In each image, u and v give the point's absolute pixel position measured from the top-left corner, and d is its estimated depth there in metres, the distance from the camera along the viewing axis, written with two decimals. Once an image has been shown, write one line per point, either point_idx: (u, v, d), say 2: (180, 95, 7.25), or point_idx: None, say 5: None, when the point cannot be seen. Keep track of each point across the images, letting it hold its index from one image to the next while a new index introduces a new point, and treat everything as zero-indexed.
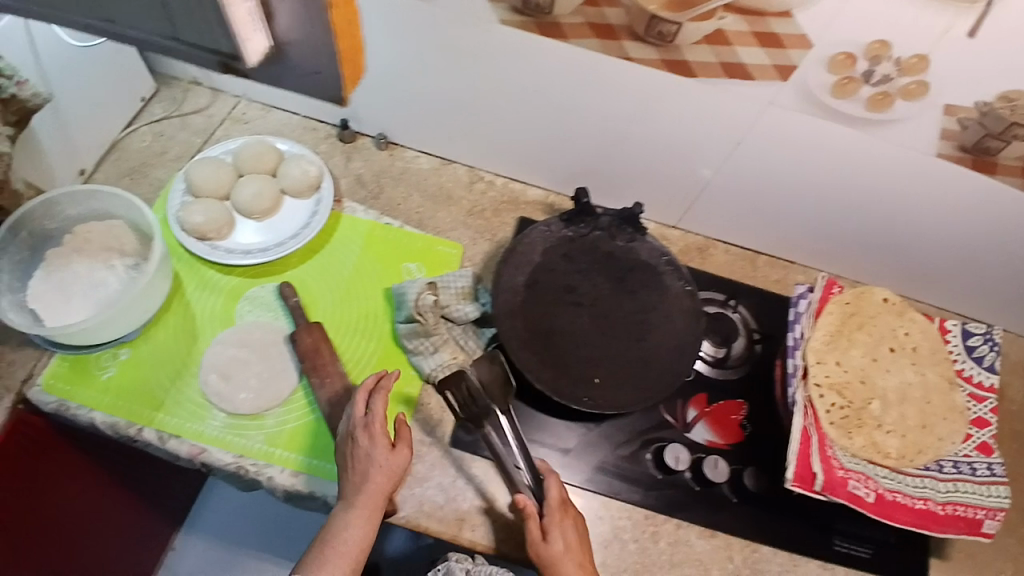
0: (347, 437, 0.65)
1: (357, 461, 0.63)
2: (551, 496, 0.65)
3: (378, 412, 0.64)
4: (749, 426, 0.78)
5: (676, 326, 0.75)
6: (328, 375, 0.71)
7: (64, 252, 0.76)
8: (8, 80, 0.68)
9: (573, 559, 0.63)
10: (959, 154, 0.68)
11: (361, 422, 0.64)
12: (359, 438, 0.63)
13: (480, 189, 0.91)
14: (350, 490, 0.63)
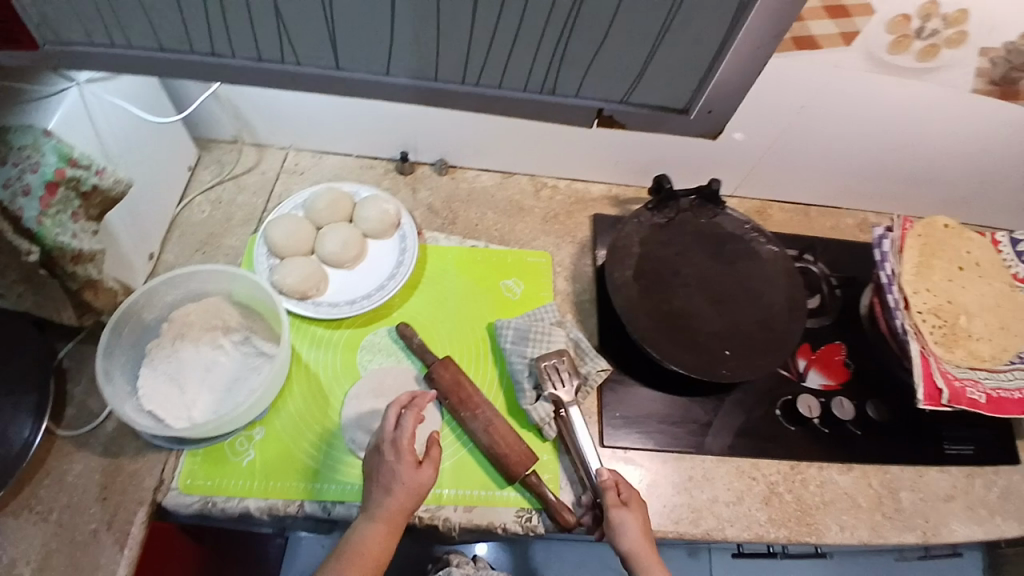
0: (374, 451, 0.67)
1: (383, 475, 0.64)
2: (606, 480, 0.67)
3: (408, 431, 0.66)
4: (851, 362, 0.86)
5: (777, 287, 0.81)
6: (478, 407, 0.71)
7: (167, 341, 0.73)
8: (87, 171, 0.61)
9: (637, 541, 0.64)
10: (990, 88, 0.76)
11: (389, 437, 0.66)
12: (386, 452, 0.65)
13: (547, 195, 0.93)
14: (372, 502, 0.64)
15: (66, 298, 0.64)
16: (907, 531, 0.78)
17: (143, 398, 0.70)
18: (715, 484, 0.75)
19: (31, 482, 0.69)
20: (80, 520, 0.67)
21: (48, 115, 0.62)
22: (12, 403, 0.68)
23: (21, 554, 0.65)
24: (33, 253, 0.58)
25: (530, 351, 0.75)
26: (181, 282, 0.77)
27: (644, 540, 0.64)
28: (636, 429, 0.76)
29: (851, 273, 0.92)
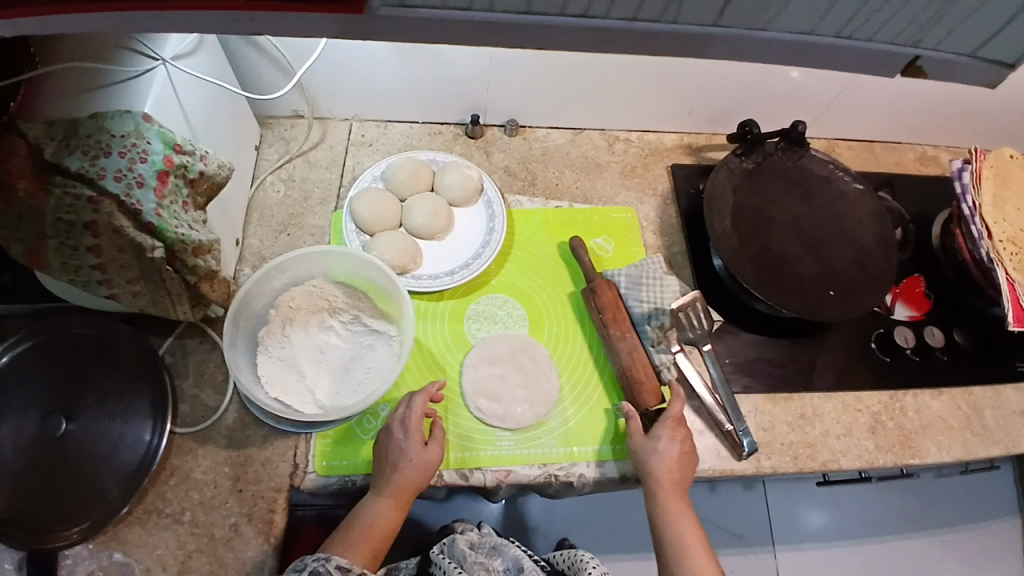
0: (384, 428, 0.69)
1: (391, 453, 0.66)
2: (656, 404, 0.70)
3: (418, 407, 0.68)
4: (933, 292, 0.88)
5: (866, 223, 0.82)
6: (598, 359, 0.72)
7: (275, 327, 0.71)
8: (192, 157, 0.58)
9: (669, 467, 0.67)
10: None
11: (398, 415, 0.68)
12: (394, 430, 0.67)
13: (621, 148, 0.91)
14: (380, 479, 0.66)
15: (183, 292, 0.62)
16: (995, 446, 0.81)
17: (268, 389, 0.68)
18: (822, 419, 0.79)
19: (153, 486, 0.68)
20: (216, 516, 0.67)
21: (140, 98, 0.57)
22: (124, 410, 0.67)
23: (156, 560, 0.65)
24: (157, 248, 0.55)
25: (646, 295, 0.77)
26: (287, 268, 0.74)
27: (678, 470, 0.67)
28: (744, 374, 0.79)
29: (922, 207, 0.94)
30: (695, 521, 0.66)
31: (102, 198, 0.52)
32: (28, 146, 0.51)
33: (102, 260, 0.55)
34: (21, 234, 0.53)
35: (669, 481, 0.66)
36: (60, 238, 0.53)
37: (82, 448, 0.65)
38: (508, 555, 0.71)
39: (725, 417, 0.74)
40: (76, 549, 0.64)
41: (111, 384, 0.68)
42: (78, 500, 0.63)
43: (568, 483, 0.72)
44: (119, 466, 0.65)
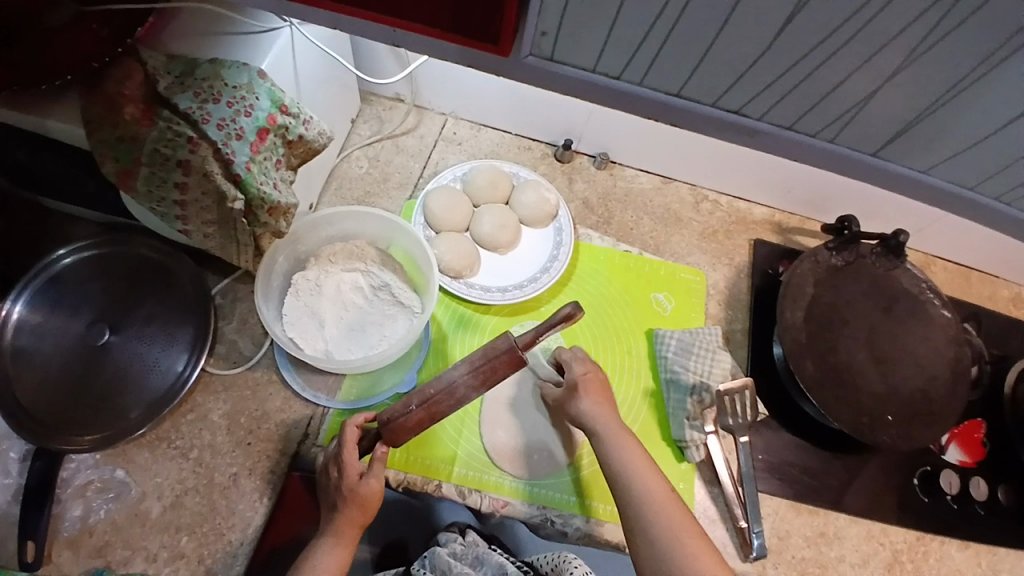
0: (323, 466, 0.62)
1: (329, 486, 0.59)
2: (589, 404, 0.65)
3: (346, 439, 0.59)
4: (992, 442, 0.81)
5: (944, 354, 0.76)
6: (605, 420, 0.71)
7: (310, 272, 0.72)
8: (295, 120, 0.58)
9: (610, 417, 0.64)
10: None
11: (332, 454, 0.61)
12: (330, 470, 0.60)
13: (706, 209, 0.88)
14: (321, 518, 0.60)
15: (251, 244, 0.61)
16: None
17: (287, 328, 0.69)
18: (839, 542, 0.75)
19: (171, 416, 0.69)
20: (220, 462, 0.68)
21: (259, 53, 0.59)
22: (165, 337, 0.69)
23: (153, 487, 0.66)
24: (238, 200, 0.56)
25: (694, 365, 0.75)
26: (337, 220, 0.75)
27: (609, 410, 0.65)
28: (772, 475, 0.75)
29: (1007, 352, 0.87)
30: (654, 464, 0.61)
31: (201, 141, 0.54)
32: (144, 74, 0.55)
33: (185, 198, 0.56)
34: (119, 154, 0.54)
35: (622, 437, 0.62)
36: (153, 167, 0.54)
37: (118, 363, 0.67)
38: (489, 564, 0.60)
39: (741, 512, 0.71)
40: (83, 457, 0.66)
41: (162, 311, 0.70)
42: (101, 412, 0.66)
43: (561, 532, 0.71)
44: (148, 389, 0.67)
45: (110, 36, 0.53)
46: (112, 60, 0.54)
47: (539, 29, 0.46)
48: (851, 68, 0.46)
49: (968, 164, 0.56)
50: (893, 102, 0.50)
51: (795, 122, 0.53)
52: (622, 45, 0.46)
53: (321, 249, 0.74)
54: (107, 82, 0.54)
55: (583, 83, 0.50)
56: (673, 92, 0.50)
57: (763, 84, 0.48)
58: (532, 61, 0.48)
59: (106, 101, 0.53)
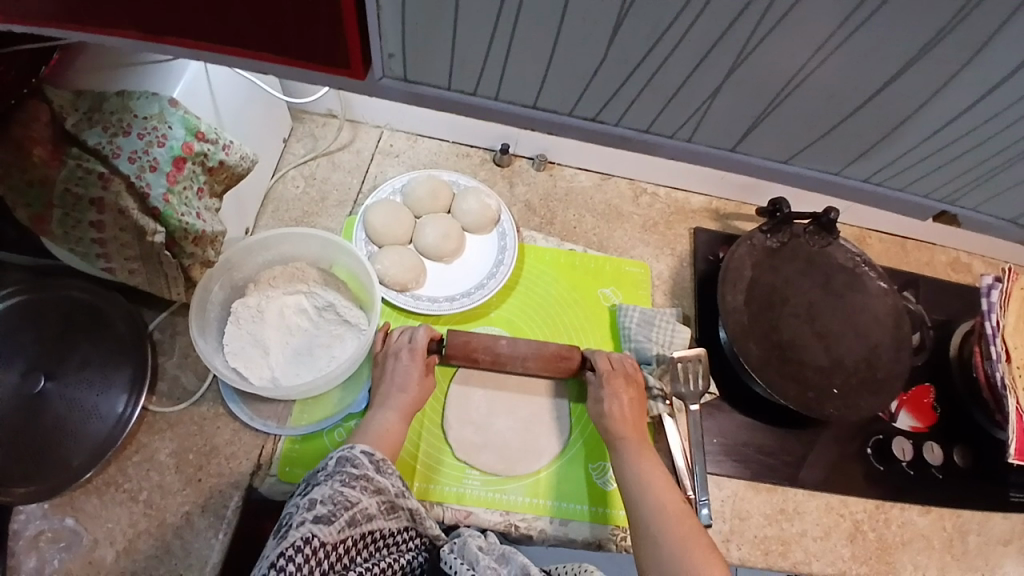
0: (386, 357, 0.71)
1: (395, 374, 0.69)
2: (601, 367, 0.72)
3: (420, 340, 0.71)
4: (941, 405, 0.83)
5: (884, 324, 0.78)
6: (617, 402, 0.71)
7: (251, 298, 0.70)
8: (214, 146, 0.57)
9: (630, 420, 0.69)
10: None
11: (405, 345, 0.71)
12: (401, 356, 0.70)
13: (646, 201, 0.89)
14: (382, 395, 0.68)
15: (179, 276, 0.60)
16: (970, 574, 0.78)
17: (229, 358, 0.68)
18: (801, 517, 0.76)
19: (116, 460, 0.67)
20: (171, 502, 0.66)
21: (169, 82, 0.57)
22: (103, 379, 0.67)
23: (105, 534, 0.64)
24: (159, 233, 0.54)
25: (656, 335, 0.78)
26: (274, 244, 0.74)
27: (637, 418, 0.70)
28: (730, 458, 0.77)
29: (946, 315, 0.90)
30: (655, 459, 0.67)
31: (113, 176, 0.52)
32: (51, 114, 0.52)
33: (103, 236, 0.54)
34: (29, 199, 0.52)
35: (629, 431, 0.69)
36: (66, 209, 0.53)
37: (56, 411, 0.65)
38: (515, 565, 0.59)
39: (689, 484, 0.72)
40: (30, 508, 0.63)
41: (98, 353, 0.68)
42: (41, 462, 0.63)
43: (527, 537, 0.70)
44: (89, 435, 0.65)
45: (15, 78, 0.50)
46: (17, 101, 0.51)
47: (385, 52, 0.50)
48: (692, 64, 0.48)
49: (834, 150, 0.59)
50: (735, 99, 0.53)
51: (651, 127, 0.56)
52: (466, 66, 0.50)
53: (261, 274, 0.73)
54: (11, 127, 0.50)
55: (440, 99, 0.55)
56: (530, 105, 0.54)
57: (607, 96, 0.52)
58: (389, 82, 0.53)
59: (9, 144, 0.50)
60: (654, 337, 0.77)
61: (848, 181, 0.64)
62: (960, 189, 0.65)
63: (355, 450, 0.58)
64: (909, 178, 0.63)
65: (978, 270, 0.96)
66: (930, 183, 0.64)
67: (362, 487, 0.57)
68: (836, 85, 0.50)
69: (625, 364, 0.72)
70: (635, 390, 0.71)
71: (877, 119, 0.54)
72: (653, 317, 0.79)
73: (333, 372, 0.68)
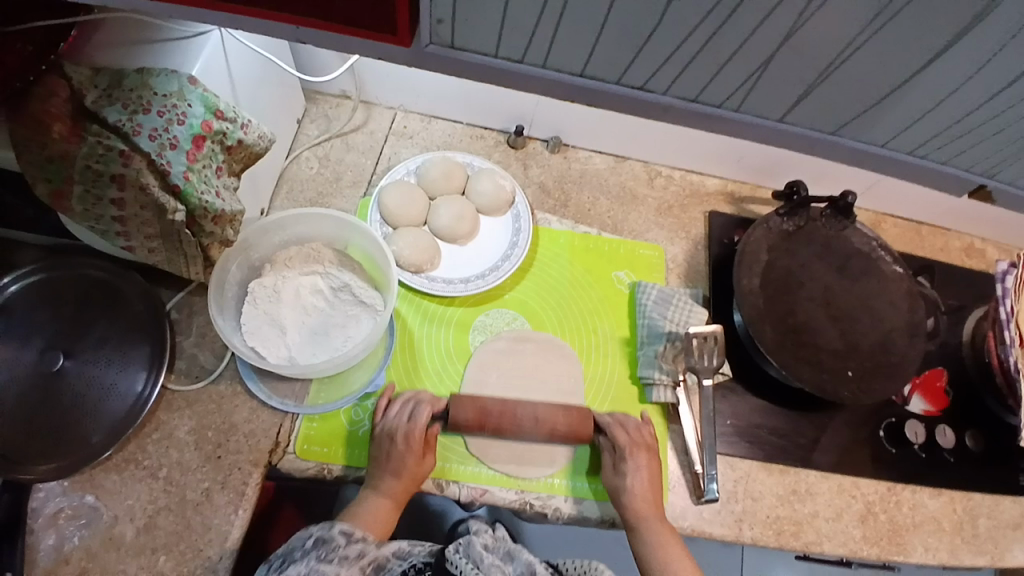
0: (383, 436, 0.68)
1: (390, 463, 0.66)
2: (618, 438, 0.69)
3: (419, 421, 0.68)
4: (953, 389, 0.83)
5: (899, 308, 0.78)
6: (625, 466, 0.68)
7: (268, 279, 0.71)
8: (233, 124, 0.57)
9: (643, 495, 0.67)
10: None
11: (403, 427, 0.67)
12: (397, 440, 0.66)
13: (661, 184, 0.89)
14: (380, 481, 0.66)
15: (198, 256, 0.60)
16: (980, 556, 0.78)
17: (246, 337, 0.68)
18: (813, 499, 0.77)
19: (136, 437, 0.67)
20: (190, 478, 0.67)
21: (188, 59, 0.57)
22: (122, 358, 0.67)
23: (125, 510, 0.65)
24: (179, 212, 0.54)
25: (671, 315, 0.78)
26: (290, 224, 0.74)
27: (651, 494, 0.67)
28: (744, 440, 0.77)
29: (960, 300, 0.90)
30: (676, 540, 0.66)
31: (134, 154, 0.52)
32: (70, 90, 0.52)
33: (124, 214, 0.54)
34: (49, 174, 0.52)
35: (647, 508, 0.66)
36: (86, 185, 0.53)
37: (75, 388, 0.65)
38: (521, 561, 0.59)
39: (698, 458, 0.73)
40: (50, 484, 0.64)
41: (116, 331, 0.68)
42: (61, 439, 0.64)
43: (542, 514, 0.71)
44: (108, 412, 0.65)
45: (33, 54, 0.50)
46: (37, 78, 0.51)
47: (433, 17, 0.48)
48: (752, 25, 0.46)
49: (878, 122, 0.56)
50: (789, 65, 0.50)
51: (699, 95, 0.55)
52: (520, 29, 0.48)
53: (277, 256, 0.73)
54: (30, 102, 0.51)
55: (484, 67, 0.53)
56: (577, 72, 0.53)
57: (661, 59, 0.50)
58: (434, 48, 0.51)
59: (28, 120, 0.50)
60: (670, 315, 0.78)
61: (892, 153, 0.60)
62: (1001, 163, 0.62)
63: (332, 531, 0.58)
64: (953, 151, 0.60)
65: (993, 255, 0.95)
66: (972, 156, 0.61)
67: (339, 558, 0.56)
68: (899, 49, 0.47)
69: (643, 434, 0.70)
70: (652, 457, 0.69)
71: (926, 91, 0.52)
72: (669, 297, 0.79)
73: (352, 352, 0.68)
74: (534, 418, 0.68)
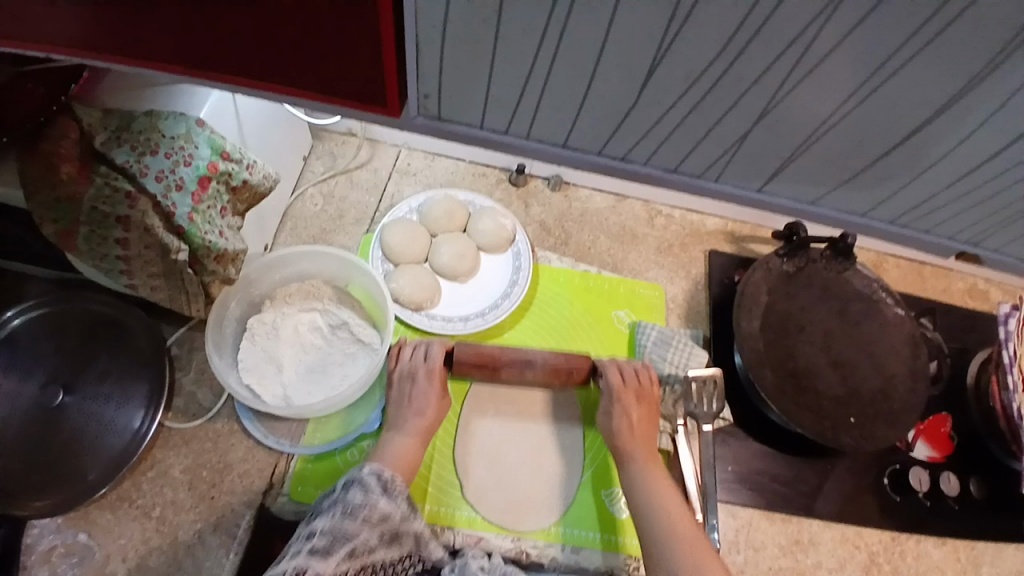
0: (404, 377, 0.68)
1: (414, 400, 0.66)
2: (611, 381, 0.69)
3: (435, 359, 0.67)
4: (958, 435, 0.82)
5: (900, 353, 0.77)
6: (616, 402, 0.68)
7: (266, 316, 0.71)
8: (239, 165, 0.58)
9: (634, 431, 0.68)
10: None
11: (419, 364, 0.68)
12: (418, 378, 0.67)
13: (661, 224, 0.89)
14: (396, 417, 0.66)
15: (200, 294, 0.60)
16: None
17: (243, 375, 0.68)
18: (815, 547, 0.76)
19: (131, 475, 0.67)
20: (184, 518, 0.66)
21: (195, 105, 0.58)
22: (120, 394, 0.67)
23: (118, 549, 0.64)
24: (182, 251, 0.55)
25: (672, 357, 0.77)
26: (291, 261, 0.74)
27: (644, 433, 0.68)
28: (744, 485, 0.76)
29: (963, 343, 0.89)
30: (672, 487, 0.64)
31: (140, 195, 0.53)
32: (79, 132, 0.53)
33: (128, 253, 0.55)
34: (56, 215, 0.53)
35: (639, 450, 0.67)
36: (92, 225, 0.54)
37: (74, 424, 0.65)
38: None
39: (698, 506, 0.71)
40: (44, 521, 0.64)
41: (116, 368, 0.68)
42: (57, 476, 0.64)
43: (538, 563, 0.70)
44: (105, 450, 0.65)
45: (44, 95, 0.51)
46: (47, 119, 0.52)
47: (421, 92, 0.51)
48: (724, 109, 0.49)
49: (857, 194, 0.60)
50: (761, 147, 0.54)
51: (679, 166, 0.57)
52: (501, 105, 0.51)
53: (276, 292, 0.73)
54: (40, 144, 0.52)
55: (469, 136, 0.56)
56: (560, 143, 0.55)
57: (641, 131, 0.52)
58: (423, 120, 0.54)
59: (39, 160, 0.52)
60: (670, 356, 0.77)
61: (870, 221, 0.64)
62: (986, 231, 0.65)
63: (364, 471, 0.58)
64: (931, 220, 0.63)
65: (997, 296, 0.95)
66: (953, 226, 0.64)
67: (365, 514, 0.55)
68: (848, 143, 0.53)
69: (637, 377, 0.70)
70: (648, 404, 0.70)
71: (909, 160, 0.54)
72: (670, 338, 0.79)
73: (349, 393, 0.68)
74: (535, 363, 0.67)
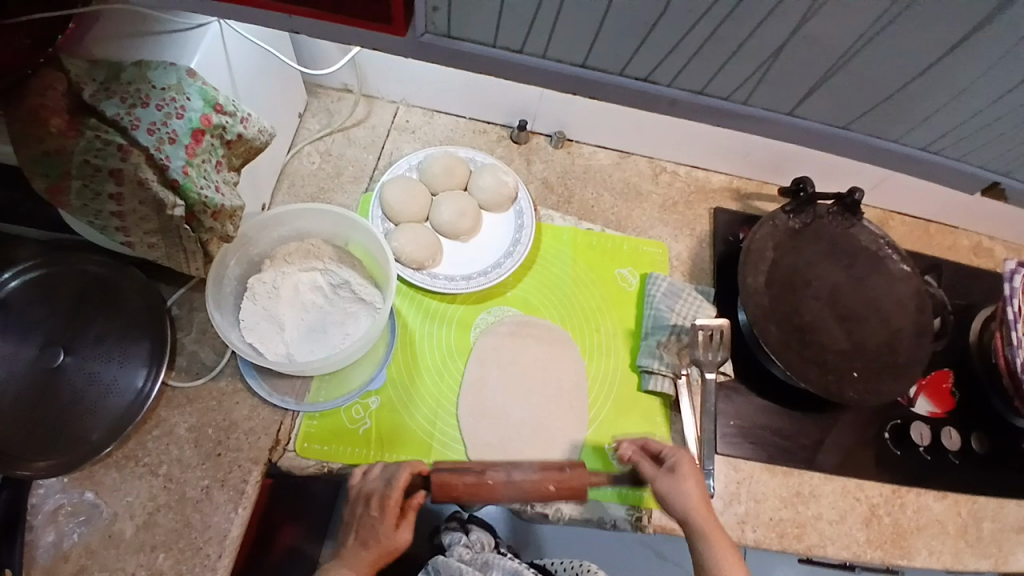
0: (357, 500, 0.61)
1: (362, 532, 0.58)
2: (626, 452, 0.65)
3: (397, 486, 0.58)
4: (959, 391, 0.82)
5: (906, 308, 0.77)
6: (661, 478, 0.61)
7: (266, 275, 0.70)
8: (232, 118, 0.56)
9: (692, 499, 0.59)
10: None
11: (378, 492, 0.59)
12: (371, 507, 0.59)
13: (666, 181, 0.88)
14: (347, 551, 0.58)
15: (198, 251, 0.59)
16: (983, 559, 0.77)
17: (244, 333, 0.68)
18: (817, 501, 0.76)
19: (136, 434, 0.67)
20: (190, 476, 0.66)
21: (186, 53, 0.56)
22: (120, 355, 0.67)
23: (125, 507, 0.65)
24: (178, 207, 0.53)
25: (680, 308, 0.78)
26: (288, 219, 0.73)
27: (696, 492, 0.60)
28: (747, 440, 0.76)
29: (968, 299, 0.88)
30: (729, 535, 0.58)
31: (132, 148, 0.51)
32: (68, 83, 0.51)
33: (122, 209, 0.53)
34: (46, 170, 0.52)
35: (696, 503, 0.59)
36: (84, 180, 0.52)
37: (75, 384, 0.65)
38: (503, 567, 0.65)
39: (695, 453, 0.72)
40: (50, 480, 0.64)
41: (115, 329, 0.68)
42: (61, 436, 0.63)
43: (543, 515, 0.71)
44: (108, 410, 0.65)
45: (31, 48, 0.50)
46: (33, 71, 0.50)
47: (430, 5, 0.50)
48: (752, 19, 0.48)
49: (908, 125, 0.59)
50: (800, 56, 0.52)
51: (705, 88, 0.57)
52: (518, 16, 0.50)
53: (276, 252, 0.72)
54: (27, 97, 0.50)
55: (483, 58, 0.56)
56: (579, 63, 0.55)
57: (666, 48, 0.52)
58: (431, 37, 0.54)
59: (28, 115, 0.50)
60: (678, 306, 0.78)
61: (909, 150, 0.63)
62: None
63: None
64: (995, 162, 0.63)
65: (1002, 254, 0.94)
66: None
67: None
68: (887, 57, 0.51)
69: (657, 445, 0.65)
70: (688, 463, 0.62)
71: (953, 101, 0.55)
72: (679, 290, 0.79)
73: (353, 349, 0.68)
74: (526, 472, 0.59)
